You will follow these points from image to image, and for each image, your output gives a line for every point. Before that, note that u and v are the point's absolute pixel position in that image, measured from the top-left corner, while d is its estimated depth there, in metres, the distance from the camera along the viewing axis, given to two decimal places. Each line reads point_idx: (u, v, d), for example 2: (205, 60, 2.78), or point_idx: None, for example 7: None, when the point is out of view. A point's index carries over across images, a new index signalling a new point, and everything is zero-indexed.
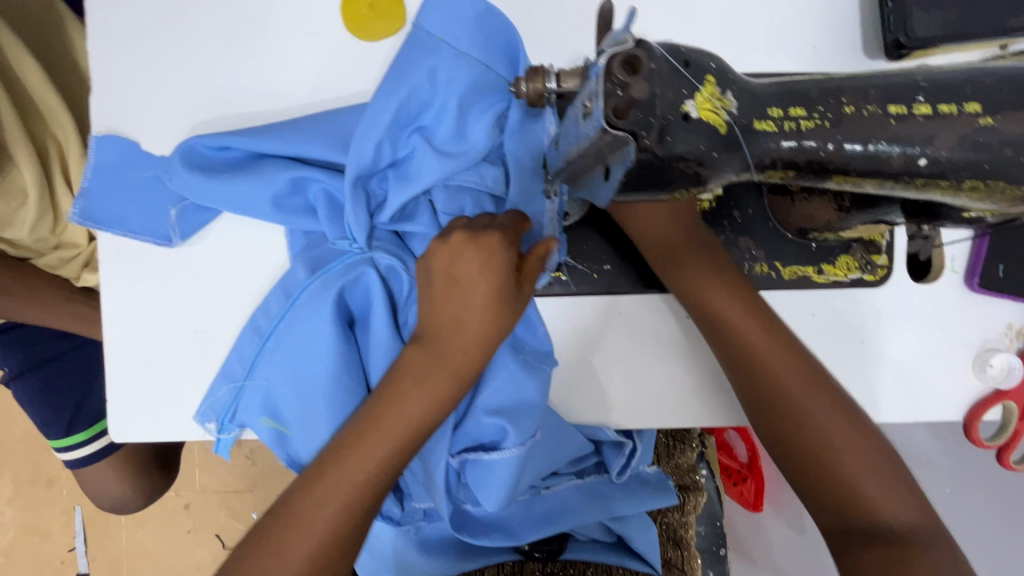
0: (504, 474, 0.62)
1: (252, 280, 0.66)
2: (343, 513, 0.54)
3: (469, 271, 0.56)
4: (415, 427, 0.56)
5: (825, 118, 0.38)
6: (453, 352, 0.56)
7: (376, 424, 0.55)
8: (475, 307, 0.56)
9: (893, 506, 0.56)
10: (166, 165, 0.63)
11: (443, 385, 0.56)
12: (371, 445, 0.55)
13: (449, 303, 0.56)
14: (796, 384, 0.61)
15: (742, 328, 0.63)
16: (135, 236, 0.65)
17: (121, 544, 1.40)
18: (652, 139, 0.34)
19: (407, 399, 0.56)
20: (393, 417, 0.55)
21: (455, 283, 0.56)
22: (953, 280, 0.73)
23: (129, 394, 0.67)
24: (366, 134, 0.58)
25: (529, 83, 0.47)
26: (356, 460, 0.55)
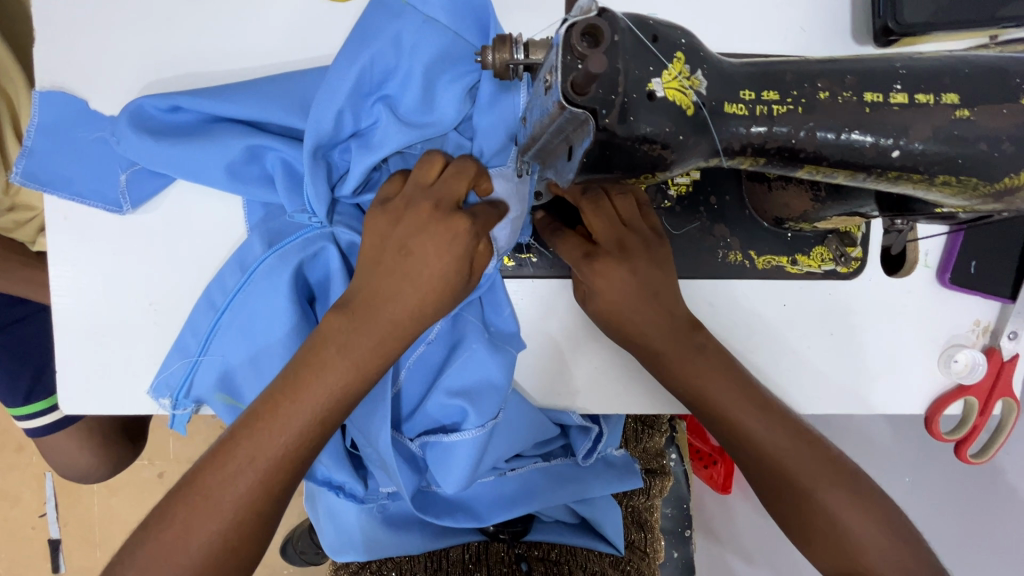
0: (465, 458, 0.62)
1: (209, 251, 0.64)
2: (251, 490, 0.52)
3: (415, 242, 0.53)
4: (324, 400, 0.53)
5: (798, 103, 0.37)
6: (379, 323, 0.53)
7: (307, 384, 0.53)
8: (416, 280, 0.53)
9: (849, 509, 0.57)
10: (114, 126, 0.59)
11: (364, 355, 0.53)
12: (279, 419, 0.52)
13: (402, 279, 0.53)
14: (742, 408, 0.60)
15: (678, 359, 0.61)
16: (84, 201, 0.61)
17: (93, 511, 1.39)
18: (612, 118, 0.32)
19: (337, 360, 0.53)
20: (320, 380, 0.53)
21: (401, 258, 0.53)
22: (925, 274, 0.72)
23: (83, 365, 0.65)
24: (325, 103, 0.54)
25: (495, 53, 0.44)
26: (286, 421, 0.53)
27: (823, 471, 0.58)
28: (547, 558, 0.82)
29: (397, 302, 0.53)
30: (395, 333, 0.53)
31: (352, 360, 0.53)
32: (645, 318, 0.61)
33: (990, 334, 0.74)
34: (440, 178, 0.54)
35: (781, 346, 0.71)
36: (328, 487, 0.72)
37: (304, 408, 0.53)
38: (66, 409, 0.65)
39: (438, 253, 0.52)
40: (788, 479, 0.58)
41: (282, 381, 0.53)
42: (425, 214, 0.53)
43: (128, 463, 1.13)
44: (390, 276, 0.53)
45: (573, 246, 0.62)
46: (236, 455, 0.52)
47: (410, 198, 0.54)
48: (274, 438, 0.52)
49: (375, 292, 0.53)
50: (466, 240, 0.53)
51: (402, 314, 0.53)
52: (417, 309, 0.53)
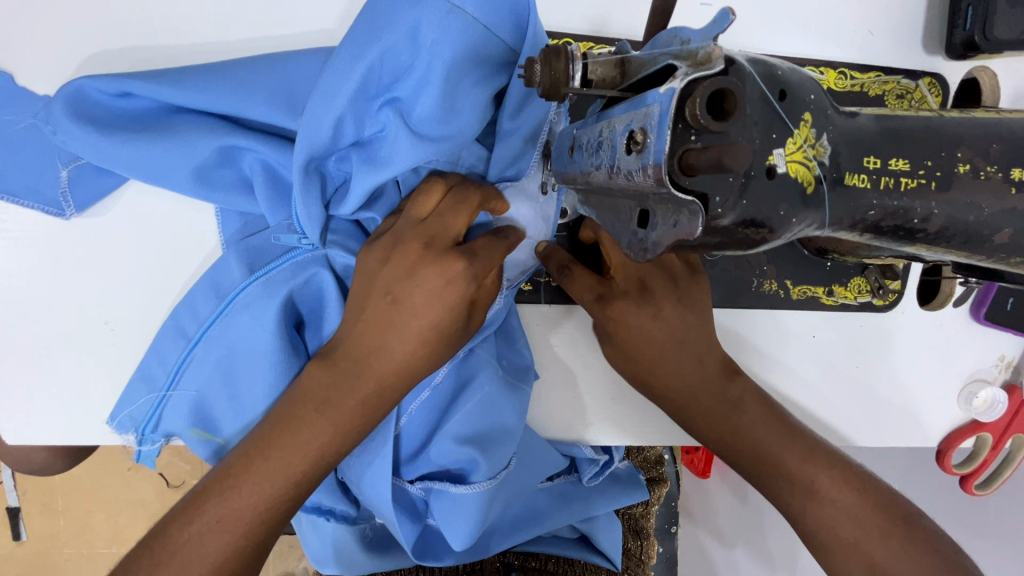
0: (473, 508, 0.56)
1: (176, 264, 0.54)
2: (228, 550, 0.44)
3: (408, 284, 0.44)
4: (316, 448, 0.45)
5: (932, 177, 0.30)
6: (369, 372, 0.45)
7: (300, 429, 0.45)
8: (408, 328, 0.45)
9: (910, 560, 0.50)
10: (46, 112, 0.48)
11: (353, 403, 0.45)
12: (265, 469, 0.44)
13: (395, 325, 0.45)
14: (788, 452, 0.53)
15: (719, 403, 0.54)
16: (15, 200, 0.50)
17: (51, 482, 1.31)
18: (727, 205, 0.25)
19: (326, 409, 0.45)
20: (296, 441, 0.45)
21: (391, 304, 0.44)
22: (958, 308, 0.69)
23: (25, 388, 0.55)
24: (321, 107, 0.45)
25: (546, 68, 0.35)
26: (259, 481, 0.44)
27: (878, 521, 0.51)
28: (544, 569, 0.77)
29: (392, 352, 0.45)
30: (389, 388, 0.46)
31: (333, 419, 0.45)
32: (673, 371, 0.53)
33: (1012, 370, 0.72)
34: (433, 214, 0.46)
35: (806, 378, 0.67)
36: (316, 514, 0.66)
37: (294, 457, 0.45)
38: (5, 437, 0.57)
39: (432, 300, 0.44)
40: (840, 530, 0.51)
41: (257, 436, 0.45)
42: (414, 256, 0.45)
43: (89, 451, 1.05)
44: (374, 317, 0.45)
45: (589, 286, 0.52)
46: (198, 519, 0.44)
47: (398, 236, 0.46)
48: (257, 490, 0.44)
49: (368, 339, 0.45)
50: (462, 285, 0.45)
51: (398, 365, 0.45)
52: (410, 361, 0.45)
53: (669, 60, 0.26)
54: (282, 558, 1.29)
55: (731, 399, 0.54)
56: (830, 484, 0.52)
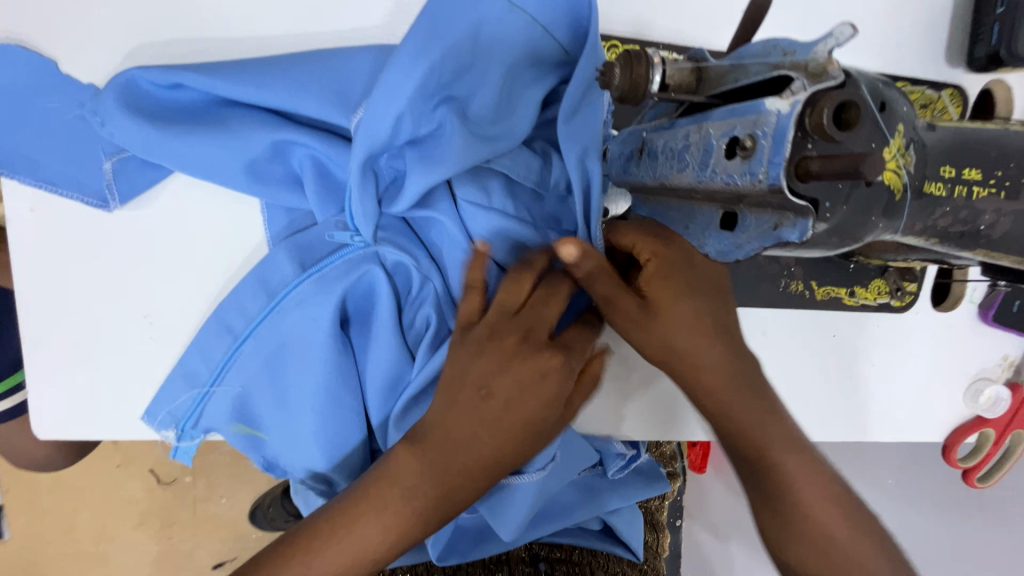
0: (521, 500, 0.57)
1: (220, 260, 0.54)
2: None
3: (514, 382, 0.45)
4: (409, 521, 0.45)
5: (1001, 186, 0.32)
6: (467, 458, 0.45)
7: (386, 493, 0.45)
8: (508, 419, 0.46)
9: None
10: (94, 102, 0.47)
11: (450, 487, 0.45)
12: (354, 528, 0.45)
13: (488, 420, 0.45)
14: (795, 462, 0.47)
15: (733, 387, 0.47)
16: (56, 190, 0.49)
17: (41, 478, 1.28)
18: (835, 210, 0.27)
19: (413, 482, 0.45)
20: (380, 514, 0.45)
21: (485, 397, 0.45)
22: (968, 310, 0.72)
23: (58, 384, 0.54)
24: (381, 104, 0.44)
25: (626, 71, 0.36)
26: (338, 551, 0.45)
27: (870, 545, 0.47)
28: (566, 559, 0.79)
29: (489, 441, 0.46)
30: (482, 478, 0.46)
31: (418, 502, 0.45)
32: (704, 345, 0.46)
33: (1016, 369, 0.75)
34: (528, 305, 0.47)
35: (825, 375, 0.69)
36: None
37: (384, 524, 0.45)
38: (37, 433, 0.55)
39: (532, 393, 0.46)
40: (831, 547, 0.47)
41: (342, 504, 0.46)
42: (509, 349, 0.46)
43: (90, 448, 1.02)
44: (463, 408, 0.45)
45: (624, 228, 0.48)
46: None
47: (495, 326, 0.46)
48: (344, 552, 0.45)
49: (457, 429, 0.45)
50: (557, 377, 0.46)
51: (488, 455, 0.46)
52: (498, 454, 0.46)
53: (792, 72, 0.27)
54: None
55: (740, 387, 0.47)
56: (824, 499, 0.47)
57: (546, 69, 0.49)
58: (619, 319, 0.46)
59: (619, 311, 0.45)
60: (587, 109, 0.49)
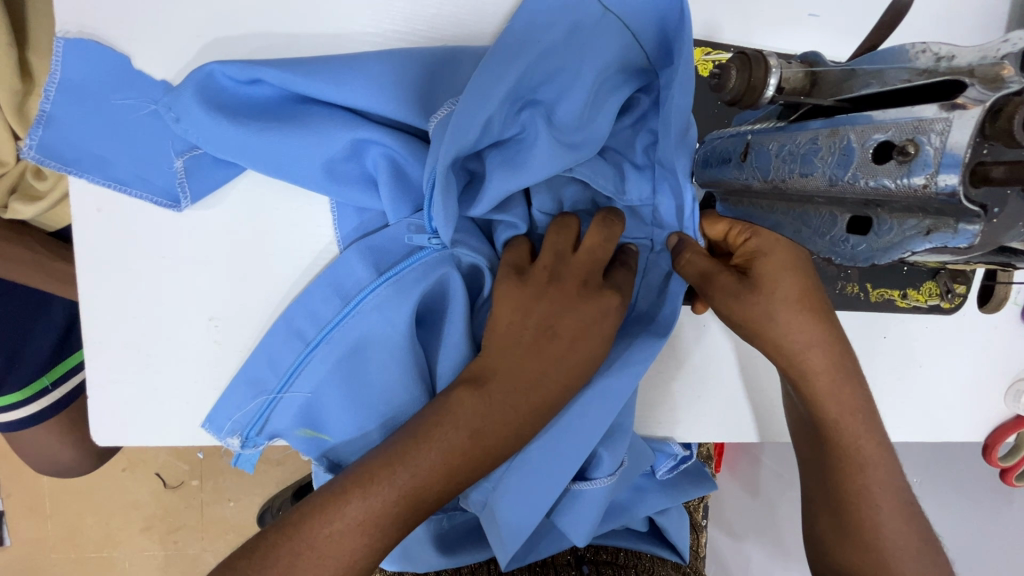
0: (590, 505, 0.58)
1: (287, 263, 0.52)
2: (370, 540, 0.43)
3: (575, 315, 0.47)
4: (471, 458, 0.46)
5: None
6: (531, 392, 0.47)
7: (447, 429, 0.45)
8: (569, 352, 0.48)
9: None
10: (169, 97, 0.45)
11: (511, 421, 0.46)
12: (413, 459, 0.44)
13: (549, 356, 0.47)
14: (868, 461, 0.49)
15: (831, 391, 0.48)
16: (124, 189, 0.48)
17: (50, 483, 1.24)
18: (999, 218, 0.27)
19: (478, 417, 0.46)
20: (442, 456, 0.45)
21: (544, 328, 0.47)
22: (1011, 311, 0.73)
23: (119, 388, 0.53)
24: (473, 104, 0.43)
25: (743, 74, 0.36)
26: (400, 488, 0.44)
27: (913, 545, 0.49)
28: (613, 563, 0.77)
29: (556, 380, 0.47)
30: (541, 417, 0.48)
31: (476, 441, 0.45)
32: (804, 340, 0.45)
33: None
34: (584, 248, 0.48)
35: (874, 376, 0.70)
36: None
37: (447, 459, 0.45)
38: (94, 437, 0.54)
39: (590, 324, 0.48)
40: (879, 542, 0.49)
41: (404, 442, 0.45)
42: (573, 291, 0.48)
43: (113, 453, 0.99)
44: (530, 347, 0.47)
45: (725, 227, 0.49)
46: (332, 521, 0.43)
47: (557, 269, 0.48)
48: (405, 486, 0.44)
49: (526, 372, 0.47)
50: (614, 318, 0.49)
51: (549, 396, 0.47)
52: (562, 391, 0.48)
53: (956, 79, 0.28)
54: None
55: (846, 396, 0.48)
56: (890, 501, 0.49)
57: (631, 73, 0.48)
58: (716, 294, 0.46)
59: (717, 288, 0.46)
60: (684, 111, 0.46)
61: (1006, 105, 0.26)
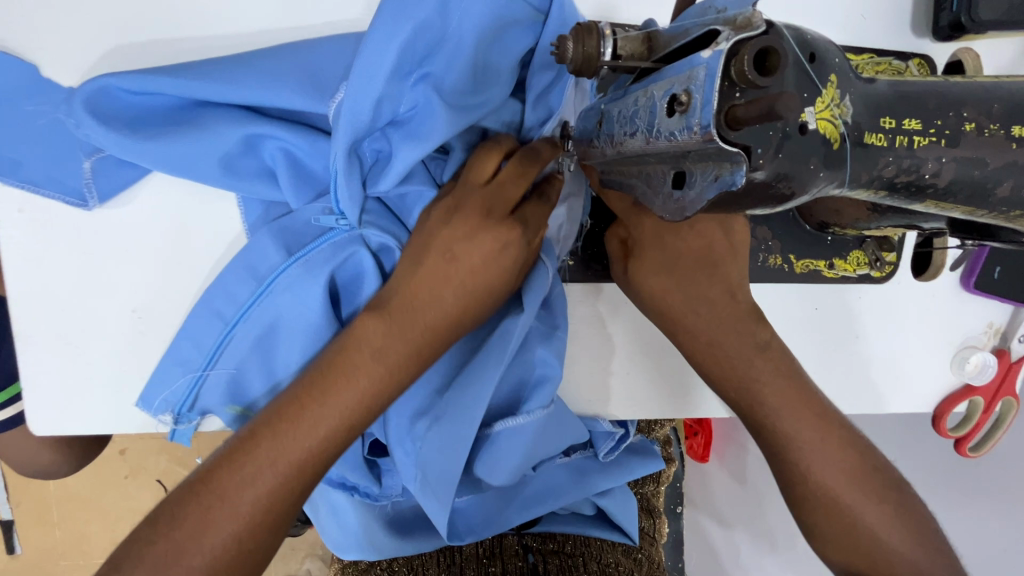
0: (511, 458, 0.60)
1: (201, 254, 0.55)
2: (290, 471, 0.45)
3: (480, 228, 0.48)
4: (379, 380, 0.47)
5: (941, 135, 0.33)
6: (432, 310, 0.48)
7: (348, 362, 0.46)
8: (476, 271, 0.48)
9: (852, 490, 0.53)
10: (67, 105, 0.49)
11: (418, 341, 0.48)
12: (328, 394, 0.46)
13: (449, 277, 0.48)
14: (770, 388, 0.54)
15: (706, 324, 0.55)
16: (38, 190, 0.51)
17: (50, 490, 1.29)
18: (766, 158, 0.28)
19: (377, 347, 0.47)
20: (350, 388, 0.46)
21: (450, 254, 0.48)
22: (950, 278, 0.73)
23: (50, 381, 0.56)
24: (362, 87, 0.45)
25: (578, 46, 0.37)
26: (306, 422, 0.45)
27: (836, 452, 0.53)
28: (561, 550, 0.80)
29: (460, 299, 0.49)
30: (448, 333, 0.49)
31: (385, 365, 0.47)
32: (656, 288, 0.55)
33: (1001, 336, 0.76)
34: (496, 179, 0.49)
35: (809, 349, 0.70)
36: (341, 488, 0.69)
37: (357, 385, 0.46)
38: (32, 429, 0.57)
39: (500, 243, 0.48)
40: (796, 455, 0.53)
41: (311, 378, 0.47)
42: (475, 219, 0.48)
43: (95, 454, 1.03)
44: (432, 269, 0.48)
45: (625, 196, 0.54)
46: (240, 472, 0.44)
47: (460, 198, 0.49)
48: (313, 423, 0.45)
49: (428, 291, 0.48)
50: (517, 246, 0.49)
51: (449, 318, 0.49)
52: (466, 311, 0.49)
53: (713, 27, 0.29)
54: (285, 559, 1.24)
55: (721, 325, 0.55)
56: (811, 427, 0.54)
57: (517, 32, 0.50)
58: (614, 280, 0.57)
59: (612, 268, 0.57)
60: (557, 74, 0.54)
61: (742, 47, 0.27)
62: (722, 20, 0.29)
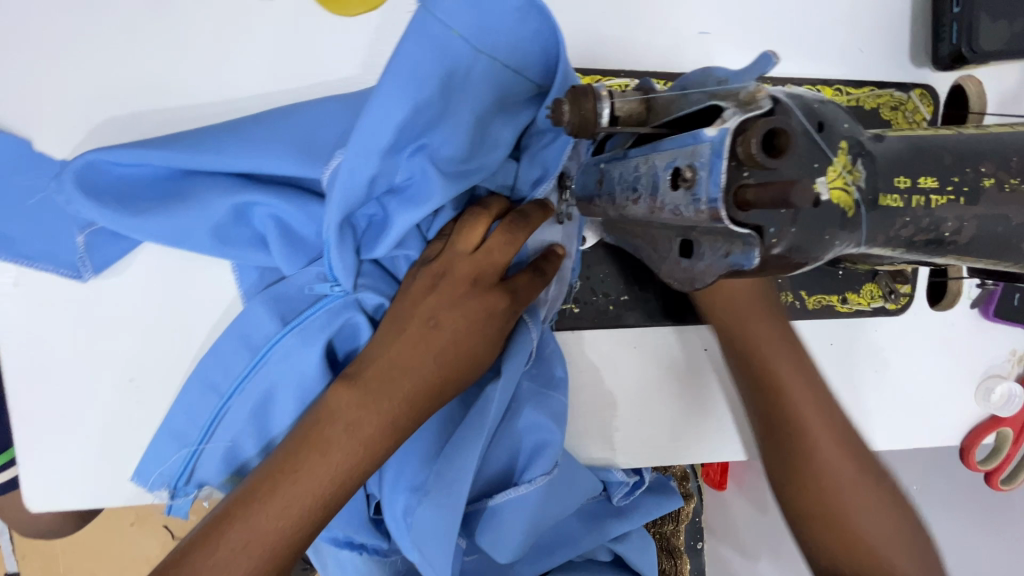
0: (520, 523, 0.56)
1: (198, 321, 0.54)
2: (267, 551, 0.44)
3: (464, 294, 0.47)
4: (357, 454, 0.45)
5: (960, 191, 0.31)
6: (411, 380, 0.46)
7: (324, 438, 0.45)
8: (461, 338, 0.47)
9: (880, 512, 0.52)
10: (57, 182, 0.48)
11: (398, 411, 0.46)
12: (303, 471, 0.44)
13: (431, 346, 0.47)
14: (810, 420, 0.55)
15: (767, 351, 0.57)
16: (30, 263, 0.50)
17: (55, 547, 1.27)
18: (780, 235, 0.26)
19: (350, 422, 0.45)
20: (326, 464, 0.45)
21: (431, 321, 0.47)
22: (967, 307, 0.70)
23: (45, 457, 0.54)
24: (356, 162, 0.44)
25: (574, 108, 0.36)
26: (280, 500, 0.44)
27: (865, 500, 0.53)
28: None
29: (439, 366, 0.47)
30: (428, 401, 0.48)
31: (361, 438, 0.45)
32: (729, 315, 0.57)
33: None
34: (483, 247, 0.48)
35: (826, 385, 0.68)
36: (348, 548, 0.66)
37: (335, 461, 0.45)
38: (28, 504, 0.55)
39: (486, 311, 0.48)
40: (834, 492, 0.53)
41: (285, 453, 0.45)
42: (461, 289, 0.47)
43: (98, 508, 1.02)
44: (412, 337, 0.47)
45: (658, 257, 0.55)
46: (211, 556, 0.42)
47: (447, 264, 0.48)
48: (287, 501, 0.44)
49: (405, 359, 0.46)
50: (501, 319, 0.49)
51: (430, 387, 0.47)
52: (451, 378, 0.48)
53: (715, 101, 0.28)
54: None
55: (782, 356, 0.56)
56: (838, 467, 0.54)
57: (517, 107, 0.49)
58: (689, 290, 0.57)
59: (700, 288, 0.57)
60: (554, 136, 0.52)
61: (748, 125, 0.25)
62: (725, 94, 0.28)
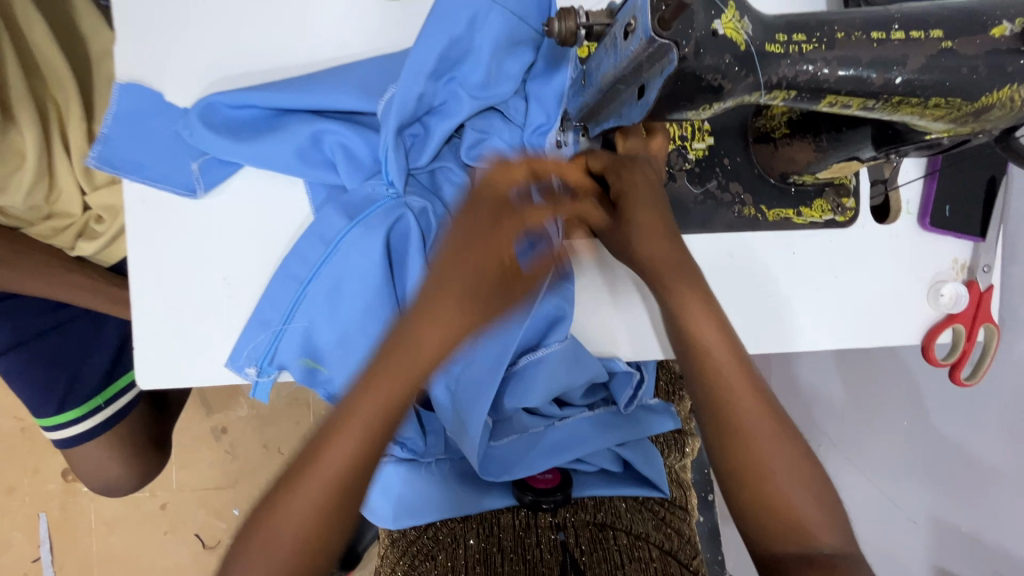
0: (537, 386, 0.69)
1: (279, 230, 0.68)
2: (366, 433, 0.55)
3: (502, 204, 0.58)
4: (427, 344, 0.56)
5: (821, 42, 0.46)
6: (465, 279, 0.56)
7: (402, 340, 0.56)
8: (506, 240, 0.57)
9: (807, 490, 0.64)
10: (185, 120, 0.65)
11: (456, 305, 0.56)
12: (387, 365, 0.55)
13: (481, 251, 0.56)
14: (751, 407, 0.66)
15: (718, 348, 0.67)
16: (155, 183, 0.66)
17: (93, 549, 1.44)
18: (690, 48, 0.42)
19: (418, 323, 0.56)
20: (406, 356, 0.55)
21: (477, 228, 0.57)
22: (909, 220, 0.83)
23: (158, 344, 0.67)
24: (409, 82, 0.61)
25: (562, 22, 0.52)
26: (370, 393, 0.55)
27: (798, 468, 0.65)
28: (594, 520, 0.85)
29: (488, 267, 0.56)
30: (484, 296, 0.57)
31: (428, 330, 0.56)
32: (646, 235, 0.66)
33: (968, 270, 0.84)
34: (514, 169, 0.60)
35: (792, 291, 0.80)
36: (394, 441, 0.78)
37: (411, 353, 0.55)
38: (141, 384, 0.68)
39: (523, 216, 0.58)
40: (769, 470, 0.64)
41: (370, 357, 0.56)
42: (501, 200, 0.58)
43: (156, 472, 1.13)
44: (463, 244, 0.57)
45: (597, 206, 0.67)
46: (327, 443, 0.55)
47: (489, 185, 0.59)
48: (376, 392, 0.55)
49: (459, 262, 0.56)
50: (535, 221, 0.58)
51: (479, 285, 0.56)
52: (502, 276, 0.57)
53: None
54: None
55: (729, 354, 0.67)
56: (777, 445, 0.65)
57: (523, 46, 0.65)
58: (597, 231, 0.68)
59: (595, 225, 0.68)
60: (557, 74, 0.67)
61: None
62: None
